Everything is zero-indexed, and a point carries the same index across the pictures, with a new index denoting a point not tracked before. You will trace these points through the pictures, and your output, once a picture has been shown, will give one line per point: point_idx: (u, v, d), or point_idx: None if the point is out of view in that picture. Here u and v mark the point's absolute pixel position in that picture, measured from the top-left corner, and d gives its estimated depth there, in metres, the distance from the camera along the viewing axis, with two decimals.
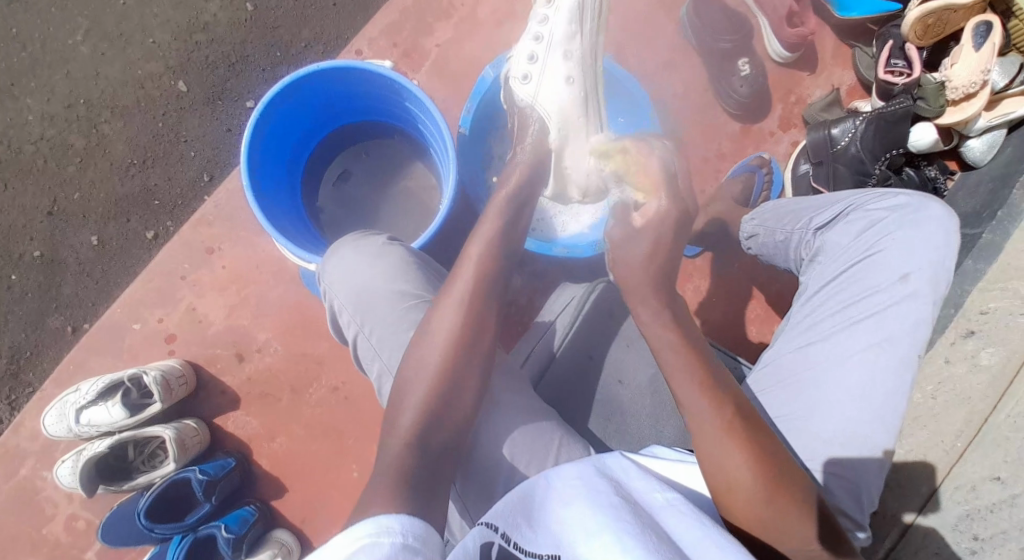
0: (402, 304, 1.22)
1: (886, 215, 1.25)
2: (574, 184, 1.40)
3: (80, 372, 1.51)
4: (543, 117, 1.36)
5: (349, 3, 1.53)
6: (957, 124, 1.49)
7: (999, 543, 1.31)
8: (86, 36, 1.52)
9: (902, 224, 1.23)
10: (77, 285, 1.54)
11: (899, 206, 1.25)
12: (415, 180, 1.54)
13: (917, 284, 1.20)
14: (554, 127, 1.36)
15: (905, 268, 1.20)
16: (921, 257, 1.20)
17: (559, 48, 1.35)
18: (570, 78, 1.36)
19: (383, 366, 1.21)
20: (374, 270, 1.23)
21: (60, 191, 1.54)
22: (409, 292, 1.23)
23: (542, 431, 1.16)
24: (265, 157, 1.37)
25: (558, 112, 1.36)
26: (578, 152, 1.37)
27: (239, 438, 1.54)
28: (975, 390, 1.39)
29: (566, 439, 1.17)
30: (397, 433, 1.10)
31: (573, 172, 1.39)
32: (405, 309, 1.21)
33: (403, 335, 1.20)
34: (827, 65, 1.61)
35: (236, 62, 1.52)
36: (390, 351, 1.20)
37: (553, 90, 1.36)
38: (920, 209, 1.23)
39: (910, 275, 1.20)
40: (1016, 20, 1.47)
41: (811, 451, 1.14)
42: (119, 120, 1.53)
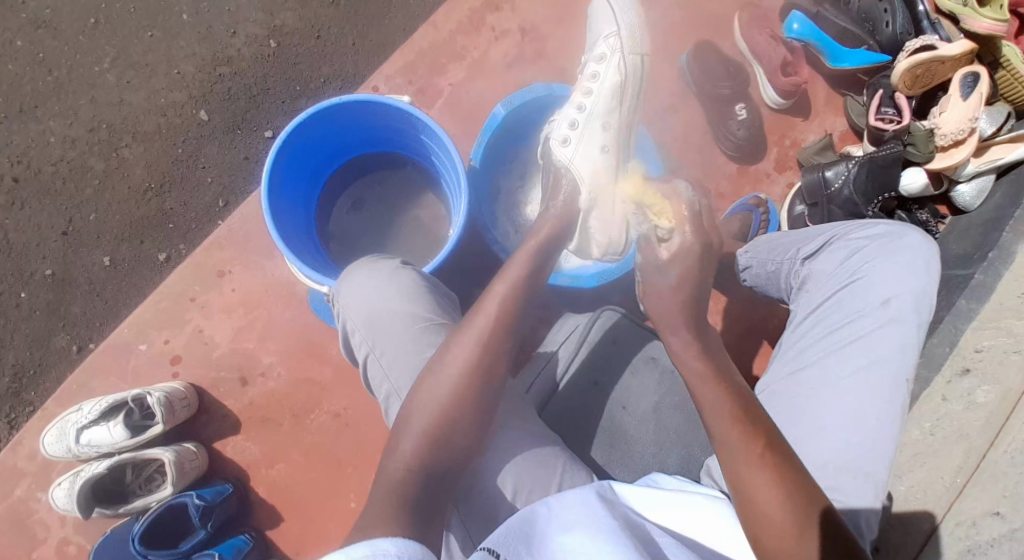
0: (416, 326, 1.22)
1: (867, 243, 1.29)
2: (595, 242, 1.39)
3: (83, 392, 1.51)
4: (577, 178, 1.37)
5: (367, 43, 1.59)
6: (946, 169, 1.55)
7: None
8: (112, 63, 1.58)
9: (882, 251, 1.27)
10: (86, 304, 1.55)
11: (879, 234, 1.30)
12: (426, 209, 1.59)
13: (899, 308, 1.23)
14: (586, 189, 1.37)
15: (886, 293, 1.24)
16: (902, 283, 1.24)
17: (598, 119, 1.41)
18: (605, 148, 1.40)
19: (392, 389, 1.22)
20: (385, 292, 1.24)
21: (75, 212, 1.57)
22: (420, 316, 1.23)
23: (547, 458, 1.18)
24: (283, 185, 1.41)
25: (591, 177, 1.38)
26: (606, 213, 1.37)
27: (238, 463, 1.53)
28: (973, 426, 1.41)
29: (570, 466, 1.18)
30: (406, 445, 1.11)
31: (597, 232, 1.38)
32: (418, 331, 1.22)
33: (415, 360, 1.20)
34: (821, 111, 1.68)
35: (257, 94, 1.58)
36: (399, 374, 1.21)
37: (589, 155, 1.39)
38: (898, 238, 1.28)
39: (892, 300, 1.23)
40: (1002, 72, 1.57)
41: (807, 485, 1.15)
42: (139, 145, 1.57)
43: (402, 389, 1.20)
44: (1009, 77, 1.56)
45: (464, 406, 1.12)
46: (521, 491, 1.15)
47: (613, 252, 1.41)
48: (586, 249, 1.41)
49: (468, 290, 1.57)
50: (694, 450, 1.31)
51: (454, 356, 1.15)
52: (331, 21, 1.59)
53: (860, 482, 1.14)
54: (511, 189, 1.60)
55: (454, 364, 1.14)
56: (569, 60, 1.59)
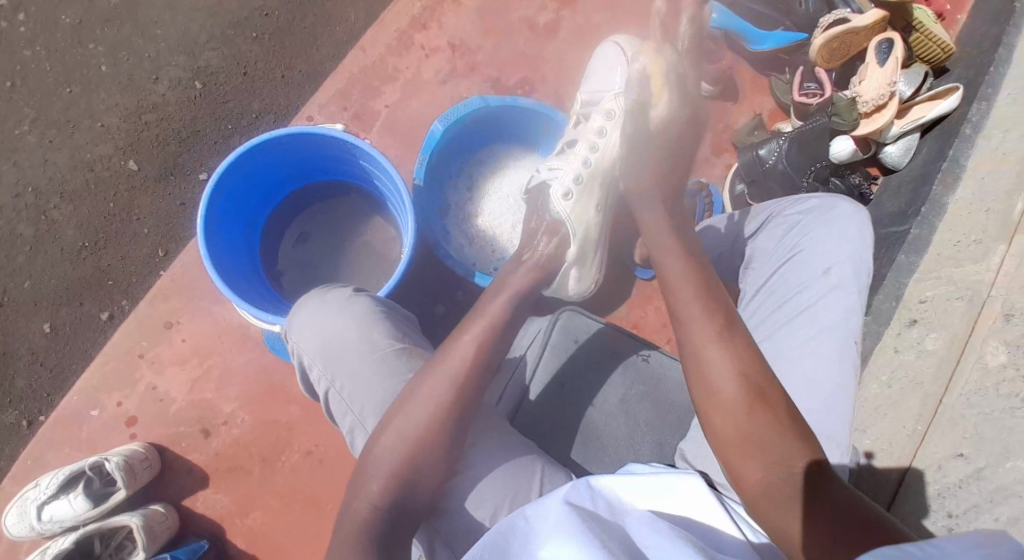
0: (375, 356, 1.19)
1: (802, 218, 1.34)
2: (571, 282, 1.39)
3: (38, 467, 1.45)
4: (571, 233, 1.32)
5: (295, 73, 1.58)
6: (872, 134, 1.60)
7: (971, 518, 1.33)
8: (32, 125, 1.54)
9: (816, 223, 1.31)
10: (31, 376, 1.49)
11: (812, 207, 1.34)
12: (375, 233, 1.57)
13: (840, 277, 1.25)
14: (577, 242, 1.33)
15: (826, 264, 1.26)
16: (839, 251, 1.26)
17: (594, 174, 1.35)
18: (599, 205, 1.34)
19: (355, 420, 1.19)
20: (340, 323, 1.20)
21: (9, 281, 1.51)
22: (378, 344, 1.20)
23: (524, 464, 1.16)
24: (223, 224, 1.39)
25: (583, 229, 1.33)
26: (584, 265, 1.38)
27: (210, 518, 1.47)
28: (927, 374, 1.44)
29: (548, 472, 1.16)
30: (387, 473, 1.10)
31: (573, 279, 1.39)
32: (381, 360, 1.19)
33: (376, 390, 1.17)
34: (747, 93, 1.73)
35: (187, 137, 1.55)
36: (361, 405, 1.18)
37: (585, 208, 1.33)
38: (830, 208, 1.31)
39: (832, 270, 1.25)
40: (916, 34, 1.64)
41: None
42: (68, 205, 1.53)
43: (366, 422, 1.17)
44: (923, 38, 1.63)
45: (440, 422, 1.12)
46: (500, 505, 1.12)
47: (583, 288, 1.43)
48: (561, 290, 1.41)
49: (428, 309, 1.56)
50: (665, 438, 1.32)
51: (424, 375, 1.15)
52: (256, 56, 1.58)
53: (825, 448, 1.18)
54: (460, 201, 1.59)
55: (424, 386, 1.14)
56: (499, 70, 1.60)
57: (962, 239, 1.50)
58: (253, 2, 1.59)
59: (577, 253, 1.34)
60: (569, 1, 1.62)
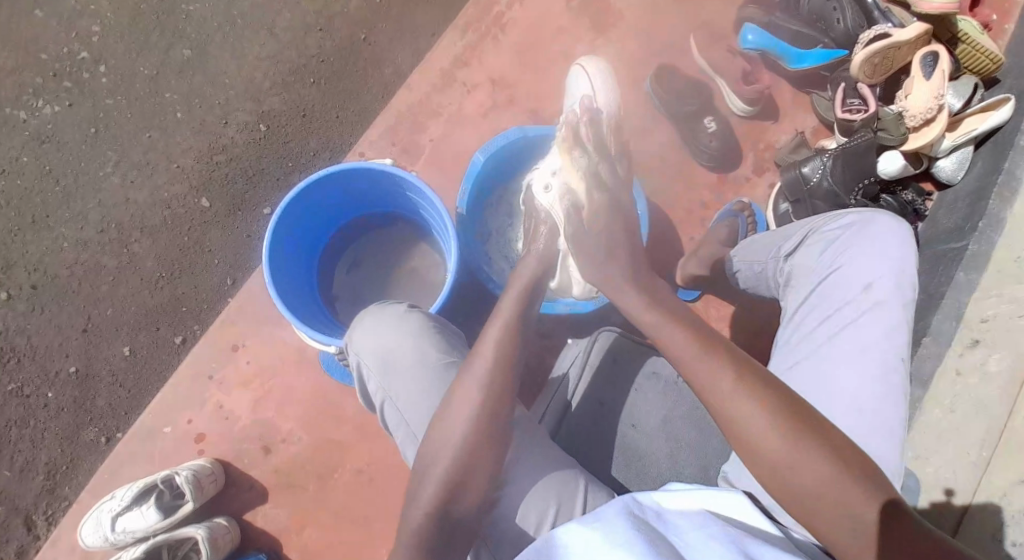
0: (429, 368, 1.22)
1: (842, 233, 1.29)
2: (575, 282, 1.43)
3: (113, 481, 1.55)
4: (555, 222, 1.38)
5: (349, 114, 1.68)
6: (922, 148, 1.59)
7: None
8: (116, 167, 1.67)
9: (857, 238, 1.27)
10: (110, 396, 1.60)
11: (852, 223, 1.30)
12: (421, 259, 1.65)
13: (882, 293, 1.22)
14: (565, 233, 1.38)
15: (868, 279, 1.24)
16: (880, 268, 1.24)
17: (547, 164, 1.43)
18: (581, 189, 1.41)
19: (409, 431, 1.21)
20: (396, 335, 1.24)
21: (93, 308, 1.63)
22: (432, 356, 1.23)
23: (567, 479, 1.17)
24: (286, 250, 1.48)
25: None
26: (581, 260, 1.40)
27: (270, 532, 1.55)
28: (992, 398, 1.39)
29: (589, 485, 1.18)
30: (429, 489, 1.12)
31: (575, 273, 1.41)
32: (438, 371, 1.22)
33: (430, 402, 1.20)
34: (788, 112, 1.72)
35: (253, 175, 1.67)
36: (415, 417, 1.20)
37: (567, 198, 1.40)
38: (872, 223, 1.28)
39: (873, 286, 1.23)
40: (963, 46, 1.61)
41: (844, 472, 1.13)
42: (147, 239, 1.65)
43: (418, 432, 1.20)
44: (971, 50, 1.61)
45: (479, 430, 1.14)
46: (544, 517, 1.15)
47: (593, 290, 1.45)
48: (565, 288, 1.46)
49: (472, 331, 1.61)
50: (710, 459, 1.32)
51: (455, 388, 1.17)
52: (313, 100, 1.69)
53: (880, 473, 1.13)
54: (500, 229, 1.65)
55: (458, 398, 1.16)
56: (539, 101, 1.67)
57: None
58: (309, 49, 1.70)
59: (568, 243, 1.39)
60: (603, 31, 1.70)
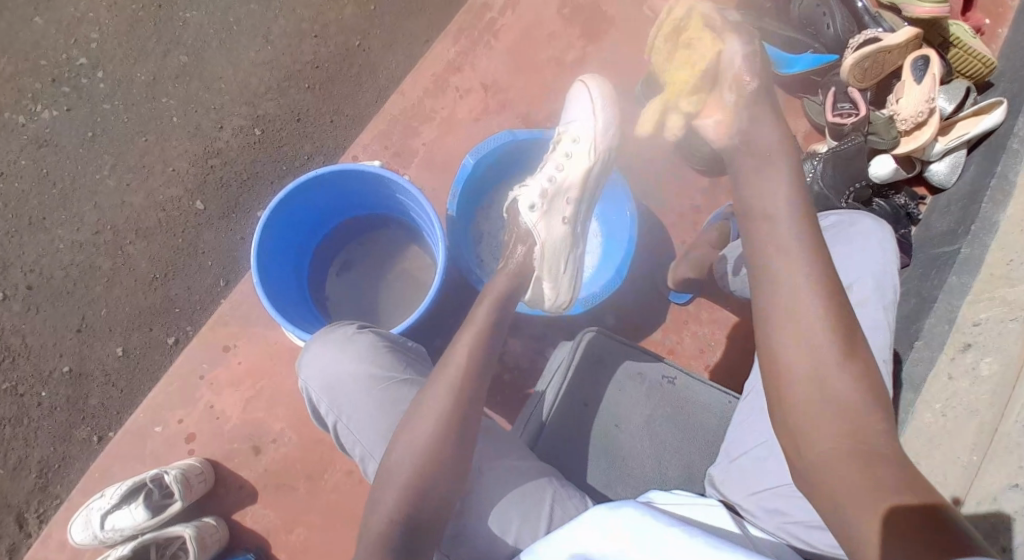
0: (380, 391, 1.22)
1: (823, 236, 1.30)
2: (546, 298, 1.39)
3: (104, 480, 1.56)
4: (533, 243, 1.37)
5: (343, 118, 1.70)
6: (914, 152, 1.59)
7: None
8: (112, 170, 1.70)
9: (836, 241, 1.27)
10: (103, 395, 1.61)
11: (833, 225, 1.30)
12: (412, 261, 1.66)
13: (862, 293, 1.20)
14: (542, 255, 1.36)
15: (848, 279, 1.22)
16: (861, 267, 1.22)
17: (542, 176, 1.41)
18: (566, 218, 1.40)
19: (365, 449, 1.22)
20: (344, 360, 1.24)
21: (87, 309, 1.64)
22: (380, 378, 1.23)
23: (534, 488, 1.16)
24: (275, 254, 1.49)
25: (550, 237, 1.37)
26: (555, 274, 1.38)
27: (259, 532, 1.55)
28: (981, 401, 1.35)
29: (558, 497, 1.15)
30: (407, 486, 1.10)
31: (548, 288, 1.39)
32: (390, 389, 1.23)
33: (382, 423, 1.20)
34: (781, 116, 1.72)
35: (247, 178, 1.69)
36: (369, 437, 1.21)
37: (552, 223, 1.38)
38: (851, 226, 1.28)
39: (853, 286, 1.21)
40: (955, 50, 1.61)
41: None
42: (142, 241, 1.67)
43: (376, 452, 1.20)
44: (962, 53, 1.60)
45: (449, 421, 1.15)
46: (509, 529, 1.14)
47: (563, 304, 1.42)
48: (537, 302, 1.41)
49: None
50: (695, 461, 1.32)
51: (425, 391, 1.18)
52: (308, 104, 1.71)
53: None
54: (492, 232, 1.66)
55: (429, 396, 1.17)
56: (531, 106, 1.69)
57: (1015, 258, 1.43)
58: (304, 55, 1.73)
59: (546, 261, 1.37)
60: (595, 39, 1.71)
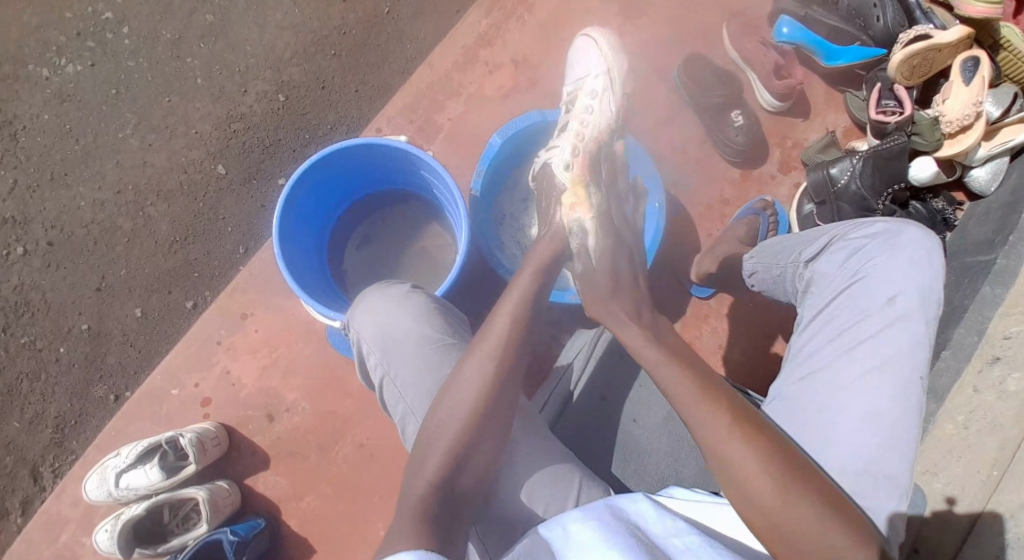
0: (431, 349, 1.20)
1: (869, 242, 1.23)
2: None
3: (120, 439, 1.58)
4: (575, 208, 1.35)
5: (368, 88, 1.67)
6: (956, 157, 1.53)
7: None
8: (135, 129, 1.68)
9: (884, 248, 1.21)
10: (121, 354, 1.62)
11: (879, 232, 1.23)
12: (432, 239, 1.64)
13: (905, 307, 1.16)
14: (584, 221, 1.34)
15: (891, 292, 1.17)
16: (904, 278, 1.18)
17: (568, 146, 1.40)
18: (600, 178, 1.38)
19: (407, 409, 1.19)
20: (399, 314, 1.21)
21: (107, 269, 1.65)
22: (433, 337, 1.20)
23: (560, 473, 1.15)
24: (296, 219, 1.46)
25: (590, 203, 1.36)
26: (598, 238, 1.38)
27: (270, 499, 1.57)
28: (1007, 417, 1.33)
29: (585, 481, 1.15)
30: (418, 476, 1.08)
31: None
32: (439, 351, 1.20)
33: (431, 383, 1.18)
34: (820, 110, 1.67)
35: (270, 145, 1.67)
36: (415, 396, 1.18)
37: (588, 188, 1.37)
38: (898, 234, 1.22)
39: (896, 299, 1.17)
40: (1005, 52, 1.54)
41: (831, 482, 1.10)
42: (163, 203, 1.66)
43: (419, 410, 1.17)
44: (1012, 57, 1.53)
45: (485, 401, 1.11)
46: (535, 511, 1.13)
47: None
48: None
49: (480, 314, 1.60)
50: (710, 459, 1.28)
51: (464, 361, 1.14)
52: (333, 72, 1.67)
53: (883, 486, 1.08)
54: (514, 214, 1.64)
55: (468, 367, 1.13)
56: (561, 85, 1.64)
57: None
58: (333, 20, 1.69)
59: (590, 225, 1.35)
60: (633, 17, 1.68)
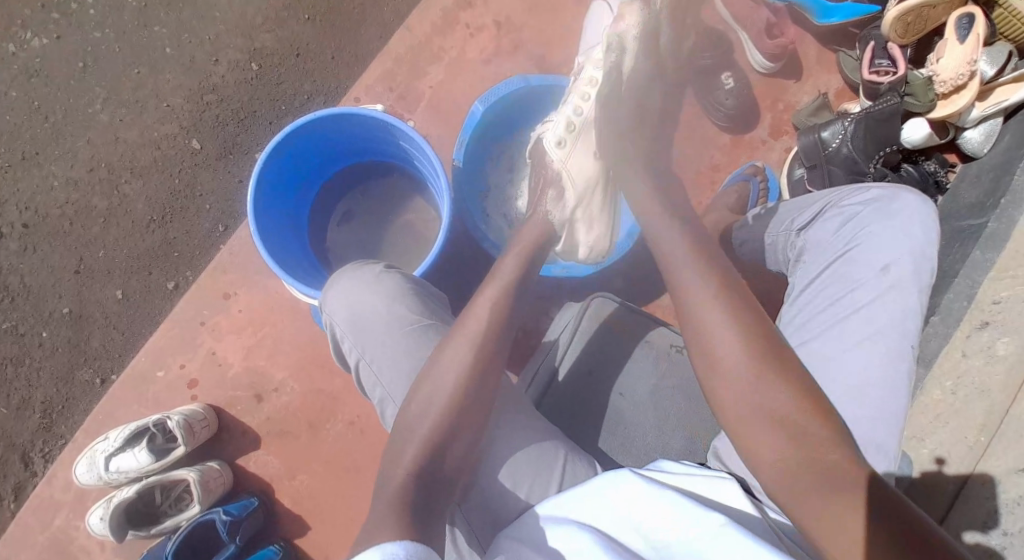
0: (404, 330, 1.17)
1: (862, 209, 1.20)
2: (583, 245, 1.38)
3: (107, 423, 1.56)
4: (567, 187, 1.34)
5: (345, 55, 1.61)
6: (949, 118, 1.50)
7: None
8: (104, 104, 1.62)
9: (876, 216, 1.18)
10: (104, 337, 1.59)
11: (873, 199, 1.20)
12: (416, 213, 1.61)
13: (898, 275, 1.14)
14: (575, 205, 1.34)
15: (884, 260, 1.15)
16: (897, 246, 1.15)
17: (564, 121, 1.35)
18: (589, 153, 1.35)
19: (385, 393, 1.17)
20: (370, 297, 1.19)
21: (84, 251, 1.61)
22: (407, 318, 1.18)
23: (545, 452, 1.13)
24: (272, 193, 1.41)
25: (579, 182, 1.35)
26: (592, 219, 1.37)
27: (262, 478, 1.57)
28: (995, 382, 1.35)
29: (571, 458, 1.13)
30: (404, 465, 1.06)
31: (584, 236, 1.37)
32: (414, 332, 1.18)
33: (406, 365, 1.16)
34: (812, 70, 1.62)
35: (245, 117, 1.61)
36: (391, 379, 1.16)
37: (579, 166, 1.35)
38: (892, 200, 1.19)
39: (889, 267, 1.14)
40: (1000, 10, 1.49)
41: None
42: (137, 181, 1.61)
43: (396, 396, 1.16)
44: (1007, 15, 1.49)
45: (467, 385, 1.10)
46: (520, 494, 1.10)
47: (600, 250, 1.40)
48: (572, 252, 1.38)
49: (467, 288, 1.57)
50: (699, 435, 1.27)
51: (443, 348, 1.13)
52: (308, 38, 1.61)
53: (871, 458, 1.08)
54: (500, 185, 1.60)
55: (447, 352, 1.11)
56: (545, 48, 1.58)
57: None
58: None
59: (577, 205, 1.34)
60: None
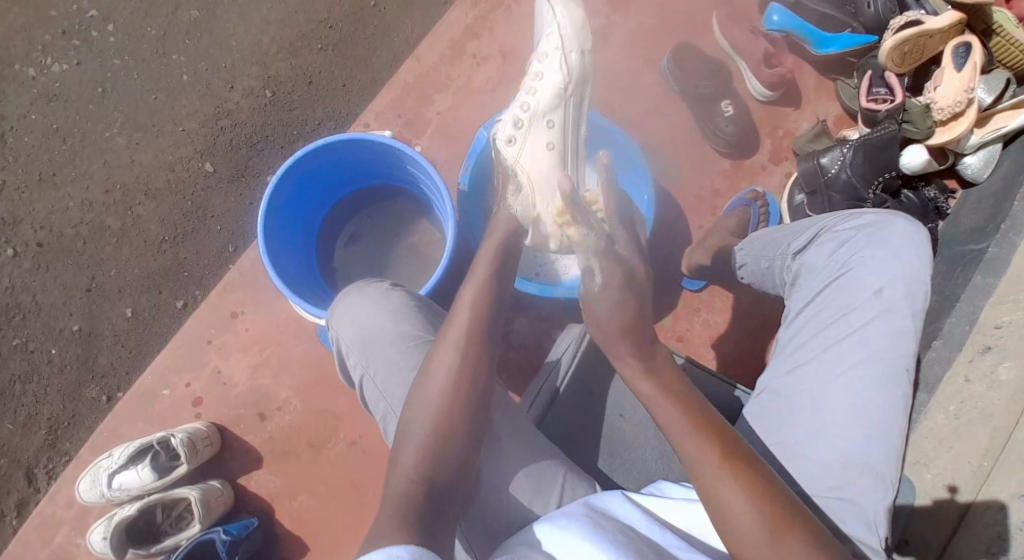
0: (407, 346, 1.18)
1: (856, 233, 1.21)
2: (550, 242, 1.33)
3: (113, 440, 1.58)
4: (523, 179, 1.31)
5: (355, 82, 1.65)
6: (948, 144, 1.52)
7: None
8: (121, 128, 1.67)
9: (870, 240, 1.19)
10: (112, 355, 1.61)
11: (867, 223, 1.20)
12: (421, 235, 1.64)
13: (892, 299, 1.15)
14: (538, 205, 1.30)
15: (877, 284, 1.16)
16: (891, 269, 1.16)
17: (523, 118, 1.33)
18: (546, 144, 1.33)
19: (387, 408, 1.18)
20: (377, 313, 1.20)
21: (96, 269, 1.64)
22: (410, 334, 1.19)
23: (545, 470, 1.13)
24: (282, 216, 1.45)
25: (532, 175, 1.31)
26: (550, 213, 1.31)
27: (263, 498, 1.56)
28: (998, 406, 1.31)
29: (570, 477, 1.13)
30: (401, 473, 1.06)
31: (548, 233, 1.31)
32: (417, 348, 1.18)
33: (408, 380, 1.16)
34: (811, 99, 1.66)
35: (257, 142, 1.65)
36: (393, 393, 1.17)
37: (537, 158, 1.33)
38: (886, 225, 1.19)
39: (882, 291, 1.15)
40: (997, 38, 1.51)
41: (812, 478, 1.10)
42: (151, 202, 1.65)
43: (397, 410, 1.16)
44: (1005, 43, 1.51)
45: (459, 394, 1.09)
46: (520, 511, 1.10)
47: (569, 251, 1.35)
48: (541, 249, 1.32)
49: None
50: None
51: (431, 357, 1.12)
52: (320, 66, 1.66)
53: (868, 481, 1.08)
54: None
55: (436, 364, 1.11)
56: None
57: None
58: (319, 14, 1.67)
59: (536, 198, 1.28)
60: (621, 7, 1.67)
